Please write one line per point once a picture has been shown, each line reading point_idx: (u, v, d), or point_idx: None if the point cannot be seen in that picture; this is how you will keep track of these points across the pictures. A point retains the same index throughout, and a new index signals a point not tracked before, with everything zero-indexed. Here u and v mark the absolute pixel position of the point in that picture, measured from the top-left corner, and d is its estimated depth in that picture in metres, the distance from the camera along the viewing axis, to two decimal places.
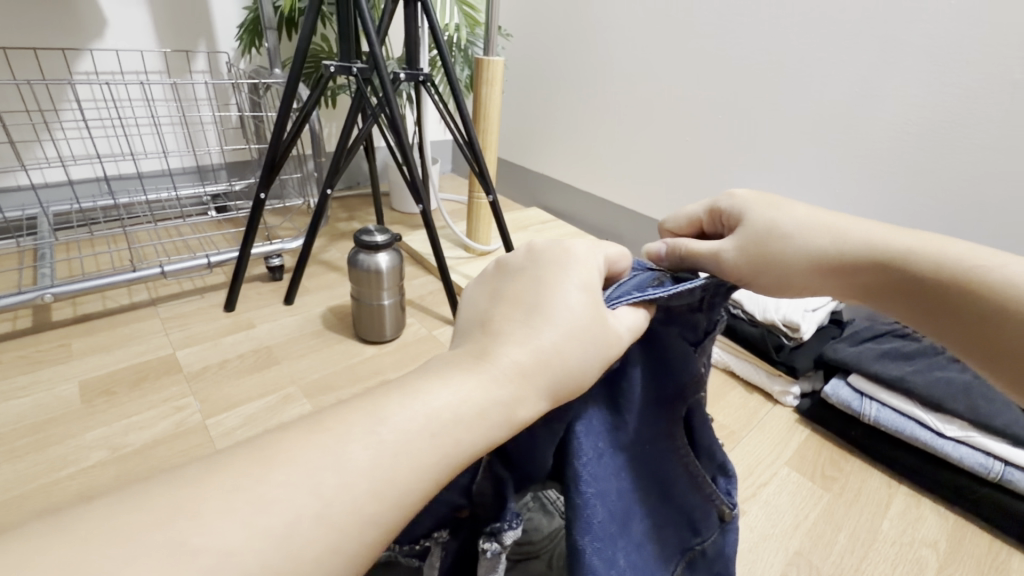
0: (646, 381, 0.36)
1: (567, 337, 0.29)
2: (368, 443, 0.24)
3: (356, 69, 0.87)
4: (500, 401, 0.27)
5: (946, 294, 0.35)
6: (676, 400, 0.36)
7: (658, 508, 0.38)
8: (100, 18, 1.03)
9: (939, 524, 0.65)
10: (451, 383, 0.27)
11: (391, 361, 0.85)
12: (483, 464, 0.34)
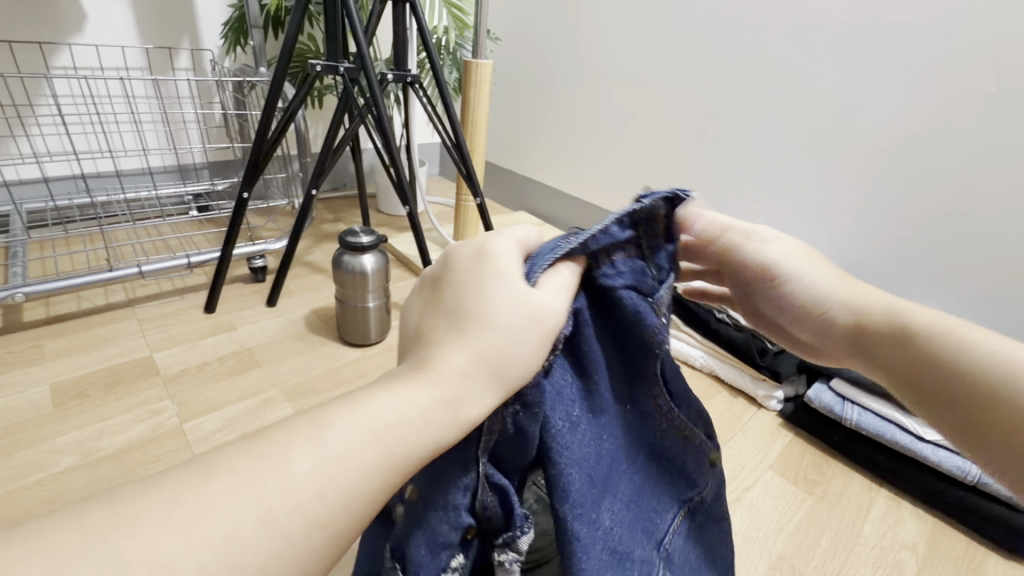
0: (612, 334, 0.34)
1: (503, 329, 0.28)
2: (311, 453, 0.23)
3: (343, 69, 0.86)
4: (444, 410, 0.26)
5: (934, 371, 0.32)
6: (648, 356, 0.34)
7: (645, 464, 0.37)
8: (79, 12, 1.01)
9: (918, 527, 0.66)
10: (397, 392, 0.26)
11: (375, 365, 0.83)
12: (479, 479, 0.31)
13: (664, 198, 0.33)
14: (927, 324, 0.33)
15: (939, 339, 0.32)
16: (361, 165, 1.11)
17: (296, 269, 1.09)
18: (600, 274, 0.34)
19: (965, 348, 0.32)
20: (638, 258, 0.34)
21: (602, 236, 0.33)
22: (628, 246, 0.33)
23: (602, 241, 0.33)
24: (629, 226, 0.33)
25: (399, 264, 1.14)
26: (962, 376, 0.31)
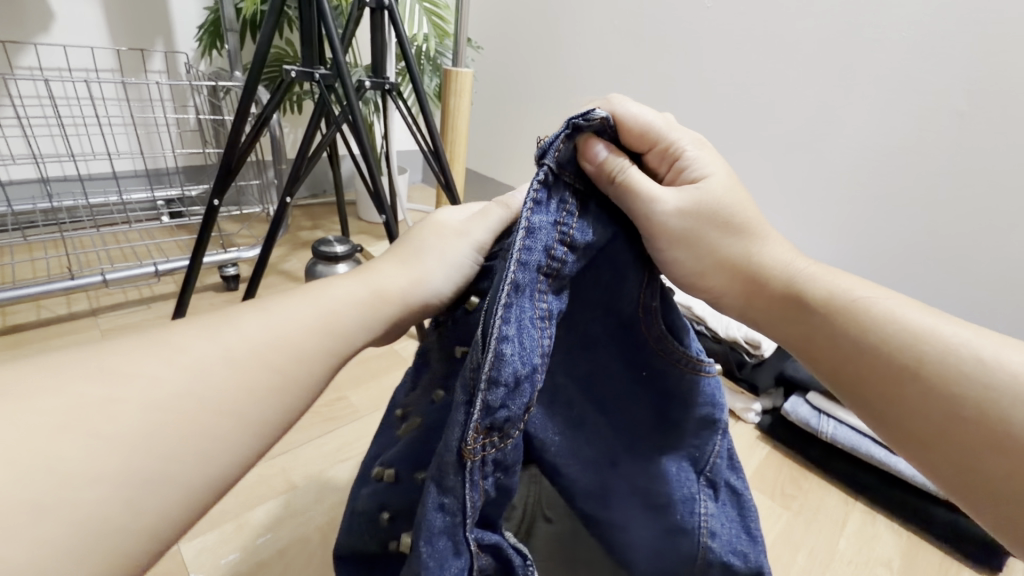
0: (603, 326, 0.35)
1: (419, 260, 0.37)
2: (219, 344, 0.27)
3: (319, 76, 0.84)
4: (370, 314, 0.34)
5: (881, 360, 0.31)
6: (626, 322, 0.35)
7: (654, 434, 0.37)
8: (46, 11, 0.98)
9: (894, 542, 0.66)
10: (332, 291, 0.34)
11: (349, 377, 0.81)
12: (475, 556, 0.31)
13: (562, 138, 0.31)
14: (872, 301, 0.33)
15: (861, 306, 0.33)
16: (338, 172, 1.09)
17: (270, 277, 1.06)
18: (564, 269, 0.31)
19: (928, 346, 0.30)
20: (589, 231, 0.32)
21: (536, 232, 0.30)
22: (575, 230, 0.31)
23: (534, 241, 0.30)
24: (551, 198, 0.31)
25: None
26: (921, 375, 0.30)
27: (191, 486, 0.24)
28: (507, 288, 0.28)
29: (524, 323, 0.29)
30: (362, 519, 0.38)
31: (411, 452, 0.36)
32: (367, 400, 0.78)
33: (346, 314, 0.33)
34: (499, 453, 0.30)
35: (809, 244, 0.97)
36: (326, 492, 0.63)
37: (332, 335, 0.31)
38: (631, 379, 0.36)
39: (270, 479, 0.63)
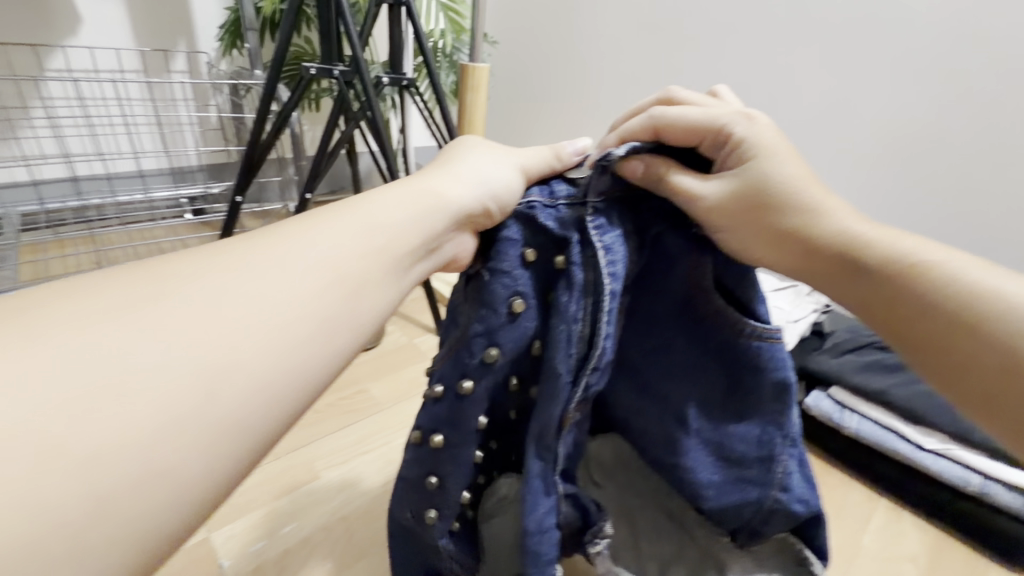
0: (659, 301, 0.38)
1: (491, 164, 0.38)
2: (253, 296, 0.25)
3: (338, 72, 0.85)
4: (413, 220, 0.33)
5: (946, 323, 0.30)
6: (683, 299, 0.37)
7: (713, 403, 0.38)
8: (73, 13, 1.01)
9: (920, 539, 0.65)
10: (380, 204, 0.33)
11: (369, 371, 0.82)
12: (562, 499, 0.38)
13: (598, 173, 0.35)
14: (938, 265, 0.31)
15: (922, 270, 0.31)
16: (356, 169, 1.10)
17: None
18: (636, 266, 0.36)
19: (999, 311, 0.29)
20: (674, 247, 0.37)
21: (606, 229, 0.35)
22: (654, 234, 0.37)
23: (614, 241, 0.35)
24: (612, 220, 0.35)
25: None
26: (991, 340, 0.29)
27: (276, 411, 0.24)
28: (608, 297, 0.34)
29: (609, 313, 0.34)
30: (404, 485, 0.39)
31: (454, 417, 0.36)
32: (387, 393, 0.79)
33: (399, 230, 0.32)
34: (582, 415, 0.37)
35: None
36: (349, 482, 0.64)
37: (391, 255, 0.31)
38: (692, 353, 0.37)
39: (295, 469, 0.65)
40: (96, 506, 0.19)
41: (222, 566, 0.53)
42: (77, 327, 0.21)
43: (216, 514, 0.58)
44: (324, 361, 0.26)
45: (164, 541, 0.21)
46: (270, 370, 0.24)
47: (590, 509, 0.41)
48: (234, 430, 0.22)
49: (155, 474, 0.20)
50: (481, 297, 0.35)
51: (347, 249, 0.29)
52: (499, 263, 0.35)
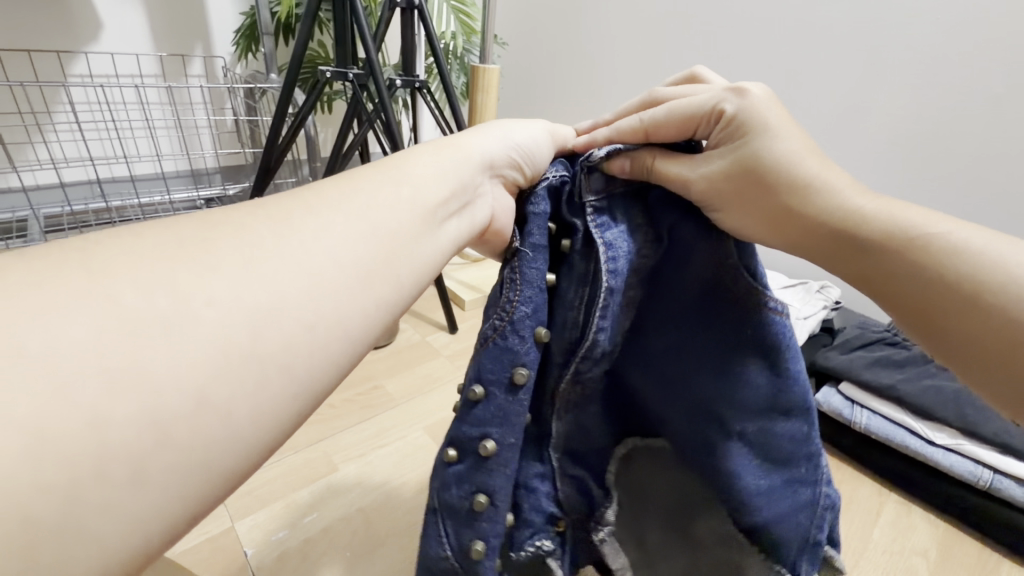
0: (680, 286, 0.37)
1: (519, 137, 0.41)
2: (292, 249, 0.25)
3: (352, 75, 0.87)
4: (455, 173, 0.35)
5: (947, 301, 0.31)
6: (710, 284, 0.36)
7: (753, 402, 0.36)
8: (94, 19, 1.03)
9: (930, 533, 0.66)
10: (414, 162, 0.34)
11: (384, 367, 0.84)
12: (559, 472, 0.40)
13: (585, 174, 0.37)
14: (945, 238, 0.32)
15: (921, 245, 0.32)
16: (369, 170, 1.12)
17: None
18: (658, 242, 0.37)
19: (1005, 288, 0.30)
20: (686, 238, 0.36)
21: (617, 219, 0.36)
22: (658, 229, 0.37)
23: (622, 236, 0.36)
24: (615, 217, 0.36)
25: None
26: (995, 317, 0.30)
27: (325, 357, 0.24)
28: (604, 292, 0.35)
29: (610, 306, 0.35)
30: (442, 516, 0.35)
31: (505, 412, 0.34)
32: (402, 389, 0.80)
33: (432, 185, 0.33)
34: (584, 395, 0.39)
35: None
36: (366, 475, 0.66)
37: (431, 209, 0.32)
38: (724, 346, 0.36)
39: (314, 462, 0.66)
40: (156, 438, 0.19)
41: (246, 553, 0.55)
42: (132, 264, 0.21)
43: (239, 504, 0.60)
44: (369, 312, 0.26)
45: (220, 479, 0.21)
46: (317, 315, 0.24)
47: (595, 494, 0.40)
48: (285, 372, 0.23)
49: (212, 410, 0.20)
50: (519, 278, 0.35)
51: (388, 201, 0.30)
52: (535, 248, 0.36)
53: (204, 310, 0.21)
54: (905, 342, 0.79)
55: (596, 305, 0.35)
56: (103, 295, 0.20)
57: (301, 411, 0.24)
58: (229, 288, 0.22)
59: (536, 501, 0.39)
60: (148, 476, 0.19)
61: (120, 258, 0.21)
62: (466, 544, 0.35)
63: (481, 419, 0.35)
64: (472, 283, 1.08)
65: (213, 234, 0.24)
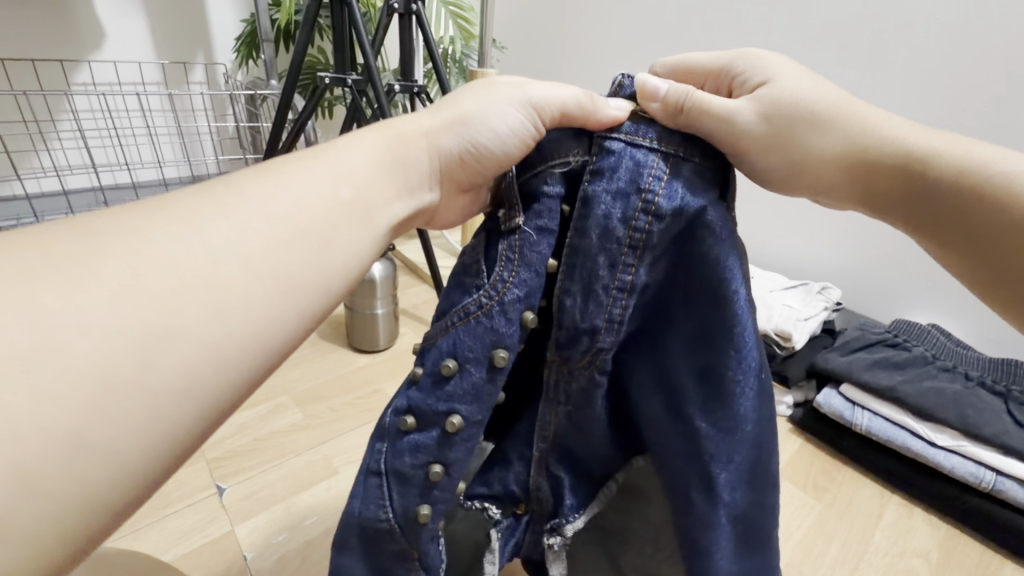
0: (672, 282, 0.31)
1: (480, 141, 0.34)
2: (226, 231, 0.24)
3: (351, 81, 0.88)
4: (398, 176, 0.33)
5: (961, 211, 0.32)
6: (702, 292, 0.30)
7: (705, 434, 0.31)
8: (97, 29, 1.05)
9: (931, 535, 0.65)
10: (358, 145, 0.32)
11: (384, 371, 0.85)
12: (541, 465, 0.37)
13: (585, 135, 0.31)
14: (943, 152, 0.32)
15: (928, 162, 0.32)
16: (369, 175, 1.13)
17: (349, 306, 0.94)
18: (649, 237, 0.29)
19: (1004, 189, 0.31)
20: (681, 194, 0.29)
21: (615, 175, 0.29)
22: (660, 198, 0.29)
23: (610, 197, 0.29)
24: (622, 169, 0.29)
25: (408, 271, 1.15)
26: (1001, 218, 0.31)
27: (230, 381, 0.24)
28: (604, 282, 0.30)
29: (593, 288, 0.30)
30: (387, 479, 0.34)
31: (477, 390, 0.32)
32: None
33: (374, 181, 0.31)
34: (565, 383, 0.34)
35: (817, 248, 1.00)
36: None
37: (368, 217, 0.30)
38: (715, 360, 0.30)
39: (312, 466, 0.67)
40: (31, 479, 0.18)
41: (246, 557, 0.56)
42: (16, 282, 0.20)
43: (239, 508, 0.61)
44: (286, 329, 0.26)
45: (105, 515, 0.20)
46: (220, 337, 0.23)
47: (564, 500, 0.38)
48: (182, 402, 0.22)
49: (98, 429, 0.20)
50: (516, 257, 0.31)
51: (315, 178, 0.29)
52: (535, 218, 0.32)
53: (96, 342, 0.20)
54: (906, 343, 0.78)
55: (571, 272, 0.30)
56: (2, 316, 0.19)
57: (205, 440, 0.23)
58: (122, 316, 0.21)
59: (512, 477, 0.39)
60: (21, 507, 0.18)
61: (29, 277, 0.20)
62: (413, 509, 0.34)
63: (450, 393, 0.33)
64: None
65: (112, 242, 0.22)
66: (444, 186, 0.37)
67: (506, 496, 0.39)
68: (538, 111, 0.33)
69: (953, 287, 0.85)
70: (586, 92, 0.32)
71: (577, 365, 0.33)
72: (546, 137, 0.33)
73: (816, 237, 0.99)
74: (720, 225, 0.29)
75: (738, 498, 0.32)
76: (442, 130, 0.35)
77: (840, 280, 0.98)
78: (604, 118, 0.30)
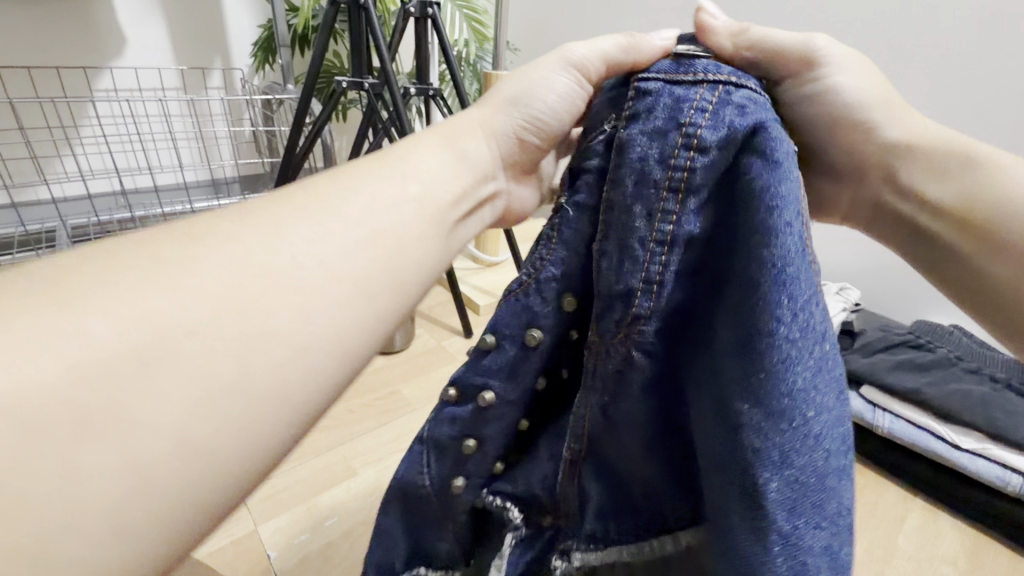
0: (715, 231, 0.27)
1: (539, 115, 0.37)
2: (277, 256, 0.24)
3: (368, 85, 0.88)
4: (471, 169, 0.35)
5: (969, 220, 0.36)
6: (743, 235, 0.26)
7: (746, 415, 0.25)
8: (119, 36, 1.07)
9: (958, 540, 0.64)
10: (420, 151, 0.32)
11: (401, 372, 0.85)
12: (576, 472, 0.32)
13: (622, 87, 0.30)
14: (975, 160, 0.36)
15: (962, 167, 0.37)
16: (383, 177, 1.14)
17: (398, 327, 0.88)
18: (690, 171, 0.26)
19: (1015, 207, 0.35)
20: (728, 124, 0.26)
21: (652, 115, 0.27)
22: (704, 128, 0.26)
23: (646, 137, 0.27)
24: (656, 110, 0.27)
25: None
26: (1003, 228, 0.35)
27: (313, 392, 0.24)
28: (638, 235, 0.27)
29: (629, 241, 0.27)
30: (427, 447, 0.35)
31: (513, 368, 0.32)
32: (418, 393, 0.81)
33: (444, 180, 0.32)
34: (599, 366, 0.29)
35: (834, 249, 0.99)
36: (385, 479, 0.66)
37: (441, 214, 0.31)
38: (757, 322, 0.25)
39: (333, 467, 0.67)
40: (111, 489, 0.19)
41: (268, 556, 0.56)
42: (95, 296, 0.20)
43: (262, 508, 0.61)
44: (365, 340, 0.26)
45: (199, 523, 0.21)
46: (300, 348, 0.23)
47: (585, 521, 0.33)
48: (267, 411, 0.22)
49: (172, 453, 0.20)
50: (555, 236, 0.31)
51: (389, 196, 0.29)
52: (576, 189, 0.31)
53: (172, 352, 0.21)
54: (929, 344, 0.77)
55: (608, 230, 0.28)
56: (80, 327, 0.20)
57: (288, 450, 0.24)
58: (211, 327, 0.22)
59: (538, 478, 0.34)
60: (98, 525, 0.19)
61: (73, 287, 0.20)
62: (448, 479, 0.34)
63: (489, 368, 0.32)
64: (487, 288, 1.08)
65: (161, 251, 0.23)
66: (511, 171, 0.39)
67: (531, 502, 0.35)
68: (583, 71, 0.36)
69: None
70: (627, 35, 0.35)
71: (611, 339, 0.29)
72: (602, 96, 0.32)
73: (833, 236, 0.98)
74: (774, 146, 0.26)
75: (787, 506, 0.25)
76: (497, 123, 0.37)
77: (859, 280, 0.96)
78: (649, 51, 0.33)
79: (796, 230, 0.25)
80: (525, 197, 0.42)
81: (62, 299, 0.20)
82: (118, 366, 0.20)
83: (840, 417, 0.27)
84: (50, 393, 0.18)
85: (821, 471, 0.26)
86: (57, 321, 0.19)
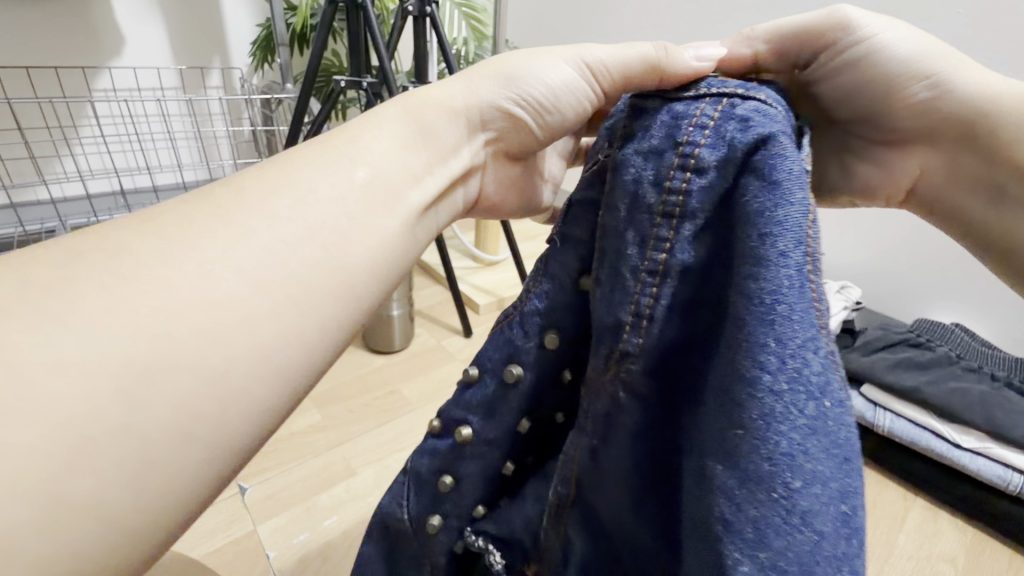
0: (715, 258, 0.25)
1: (524, 98, 0.37)
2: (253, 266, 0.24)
3: (366, 84, 0.88)
4: (433, 147, 0.33)
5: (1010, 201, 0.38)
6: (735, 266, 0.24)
7: (724, 462, 0.23)
8: (117, 35, 1.06)
9: (958, 539, 0.64)
10: (375, 128, 0.31)
11: (400, 372, 0.85)
12: (561, 523, 0.31)
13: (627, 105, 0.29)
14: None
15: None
16: None
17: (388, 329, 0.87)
18: (685, 194, 0.25)
19: None
20: (727, 142, 0.25)
21: (647, 134, 0.26)
22: (702, 149, 0.25)
23: (640, 159, 0.26)
24: (649, 130, 0.27)
25: (422, 272, 1.16)
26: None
27: (241, 412, 0.23)
28: (632, 260, 0.26)
29: (619, 270, 0.26)
30: (409, 480, 0.35)
31: (491, 403, 0.32)
32: (417, 393, 0.81)
33: (401, 160, 0.31)
34: (599, 407, 0.28)
35: (834, 248, 0.99)
36: (384, 480, 0.66)
37: (394, 198, 0.30)
38: (737, 361, 0.23)
39: (332, 466, 0.67)
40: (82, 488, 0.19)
41: (268, 556, 0.57)
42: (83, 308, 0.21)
43: (261, 507, 0.61)
44: (299, 352, 0.25)
45: (157, 519, 0.21)
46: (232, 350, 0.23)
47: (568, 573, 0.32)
48: (180, 444, 0.21)
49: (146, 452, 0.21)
50: (541, 269, 0.31)
51: (336, 183, 0.28)
52: (566, 221, 0.30)
53: (130, 385, 0.20)
54: (929, 343, 0.77)
55: (601, 262, 0.27)
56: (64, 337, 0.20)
57: (221, 478, 0.23)
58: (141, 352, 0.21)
59: (522, 519, 0.35)
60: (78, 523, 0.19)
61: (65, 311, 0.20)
62: (426, 517, 0.35)
63: (469, 403, 0.33)
64: (487, 287, 1.08)
65: (151, 258, 0.23)
66: (491, 149, 0.39)
67: (515, 543, 0.35)
68: (590, 67, 0.37)
69: (980, 287, 0.82)
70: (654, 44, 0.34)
71: (608, 373, 0.27)
72: (601, 129, 0.30)
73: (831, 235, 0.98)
74: (773, 163, 0.24)
75: None
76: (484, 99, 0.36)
77: (860, 278, 0.96)
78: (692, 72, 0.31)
79: (797, 259, 0.23)
80: (505, 176, 0.42)
81: (43, 309, 0.20)
82: (73, 399, 0.19)
83: (843, 480, 0.24)
84: (2, 412, 0.18)
85: (816, 549, 0.23)
86: (24, 345, 0.19)
